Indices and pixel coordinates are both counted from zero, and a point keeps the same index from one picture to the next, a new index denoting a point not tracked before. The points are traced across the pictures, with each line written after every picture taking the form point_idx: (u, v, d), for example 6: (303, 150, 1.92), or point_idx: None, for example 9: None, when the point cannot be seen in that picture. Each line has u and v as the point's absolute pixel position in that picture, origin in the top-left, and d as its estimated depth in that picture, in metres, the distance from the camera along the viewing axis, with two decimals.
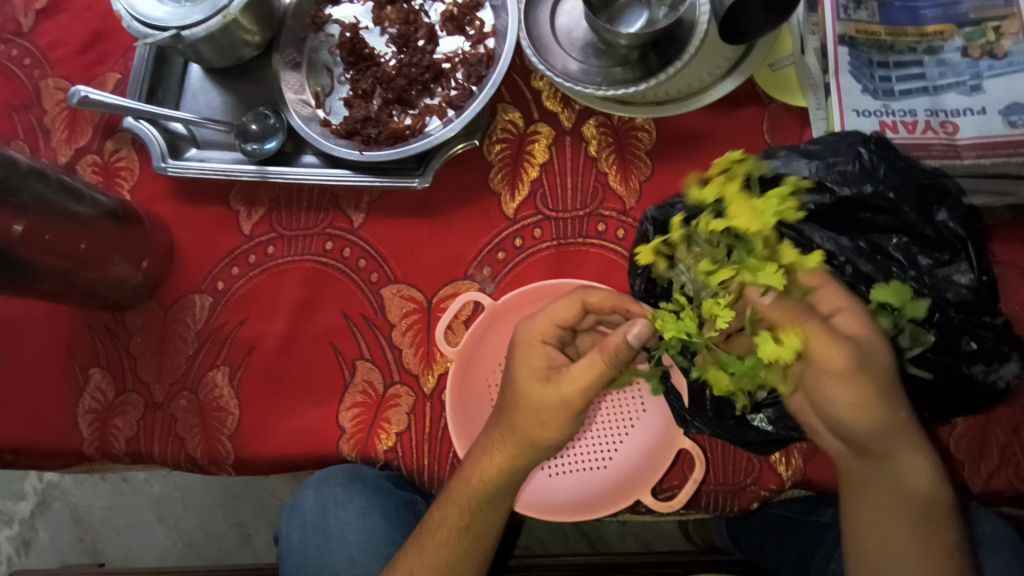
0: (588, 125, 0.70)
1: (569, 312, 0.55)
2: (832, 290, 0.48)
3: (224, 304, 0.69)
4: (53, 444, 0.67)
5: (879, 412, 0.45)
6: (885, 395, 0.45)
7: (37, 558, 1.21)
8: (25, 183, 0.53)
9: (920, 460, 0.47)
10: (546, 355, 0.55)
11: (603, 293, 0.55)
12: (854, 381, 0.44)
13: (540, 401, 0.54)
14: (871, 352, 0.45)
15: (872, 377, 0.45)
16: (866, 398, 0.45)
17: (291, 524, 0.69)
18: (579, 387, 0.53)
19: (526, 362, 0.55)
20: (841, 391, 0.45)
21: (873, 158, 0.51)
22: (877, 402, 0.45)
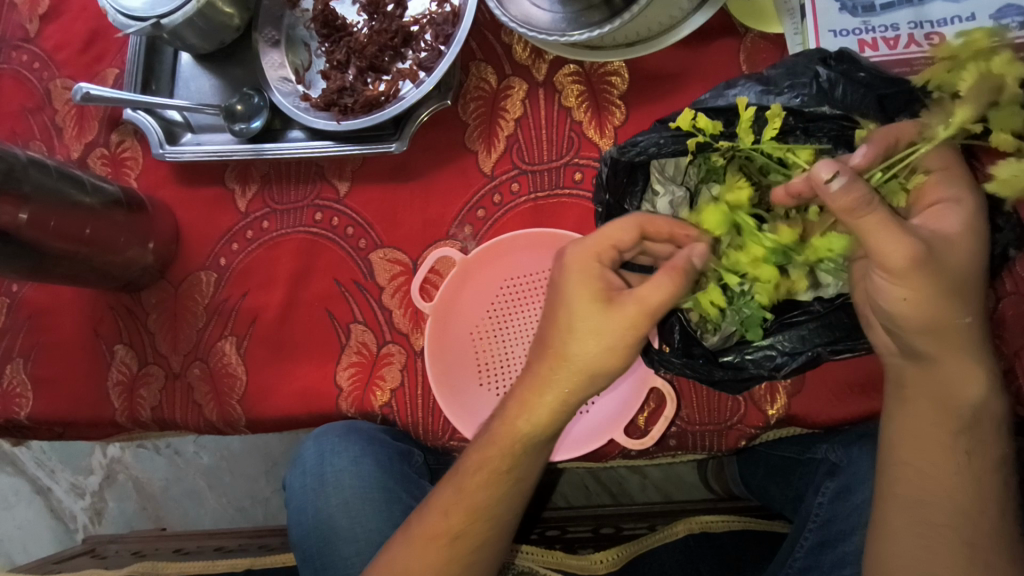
0: (560, 75, 0.69)
1: (626, 234, 0.51)
2: (939, 181, 0.48)
3: (228, 278, 0.74)
4: (89, 415, 0.74)
5: (941, 308, 0.44)
6: (958, 295, 0.45)
7: (109, 525, 1.33)
8: (25, 175, 0.58)
9: (975, 362, 0.46)
10: (603, 279, 0.51)
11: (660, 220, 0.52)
12: (916, 276, 0.43)
13: (603, 329, 0.50)
14: (954, 248, 0.45)
15: (939, 274, 0.44)
16: (924, 293, 0.44)
17: (294, 471, 0.74)
18: (647, 310, 0.49)
19: (583, 285, 0.51)
20: (908, 287, 0.44)
21: (832, 77, 0.50)
22: (937, 298, 0.44)
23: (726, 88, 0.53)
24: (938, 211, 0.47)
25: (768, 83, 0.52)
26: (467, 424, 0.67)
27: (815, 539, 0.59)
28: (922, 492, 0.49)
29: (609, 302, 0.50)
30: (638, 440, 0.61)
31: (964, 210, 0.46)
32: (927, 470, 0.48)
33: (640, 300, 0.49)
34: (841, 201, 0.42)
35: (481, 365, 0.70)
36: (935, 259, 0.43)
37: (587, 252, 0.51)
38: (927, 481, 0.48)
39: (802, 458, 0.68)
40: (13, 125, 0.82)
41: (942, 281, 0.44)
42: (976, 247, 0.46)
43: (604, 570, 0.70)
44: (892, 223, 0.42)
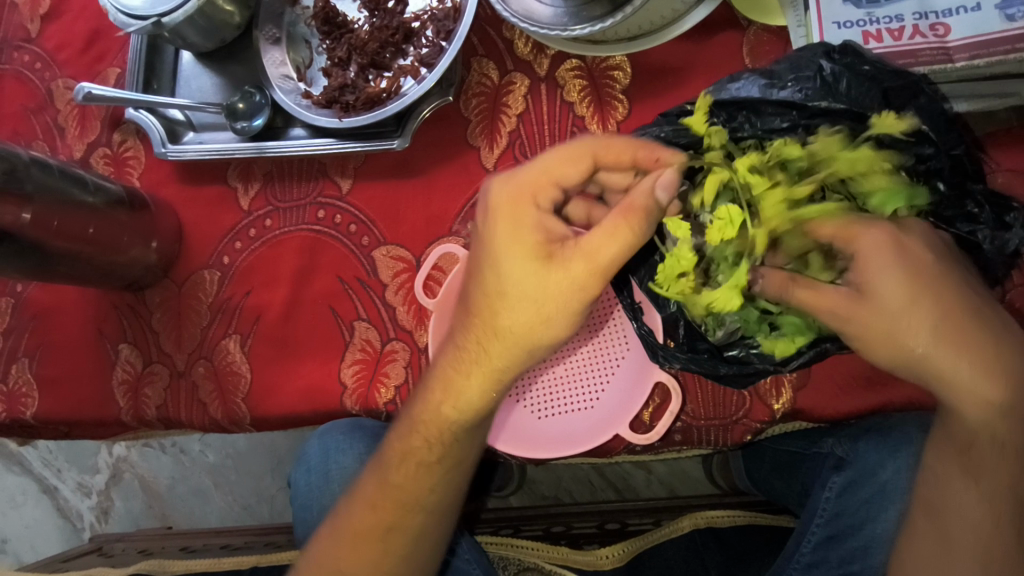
0: (563, 70, 0.68)
1: (577, 167, 0.51)
2: (867, 225, 0.50)
3: (231, 276, 0.74)
4: (95, 414, 0.74)
5: (889, 345, 0.47)
6: (910, 322, 0.47)
7: (116, 524, 1.34)
8: (28, 175, 0.58)
9: (965, 373, 0.47)
10: (545, 221, 0.51)
11: (618, 146, 0.51)
12: (852, 321, 0.48)
13: (542, 284, 0.50)
14: (897, 286, 0.47)
15: (873, 316, 0.47)
16: (861, 337, 0.48)
17: (299, 470, 0.75)
18: (596, 264, 0.49)
19: (520, 234, 0.50)
20: (855, 333, 0.48)
21: (835, 71, 0.51)
22: (883, 338, 0.47)
23: (731, 81, 0.53)
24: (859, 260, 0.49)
25: (772, 77, 0.52)
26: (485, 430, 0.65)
27: (822, 534, 0.60)
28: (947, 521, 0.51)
29: (551, 256, 0.50)
30: (643, 435, 0.60)
31: (890, 237, 0.48)
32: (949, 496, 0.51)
33: (585, 251, 0.49)
34: (773, 283, 0.53)
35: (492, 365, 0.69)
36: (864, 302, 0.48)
37: (536, 185, 0.51)
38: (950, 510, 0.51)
39: (808, 452, 0.68)
40: (16, 126, 0.82)
41: (873, 319, 0.47)
42: (917, 267, 0.47)
43: (610, 565, 0.70)
44: (821, 286, 0.50)
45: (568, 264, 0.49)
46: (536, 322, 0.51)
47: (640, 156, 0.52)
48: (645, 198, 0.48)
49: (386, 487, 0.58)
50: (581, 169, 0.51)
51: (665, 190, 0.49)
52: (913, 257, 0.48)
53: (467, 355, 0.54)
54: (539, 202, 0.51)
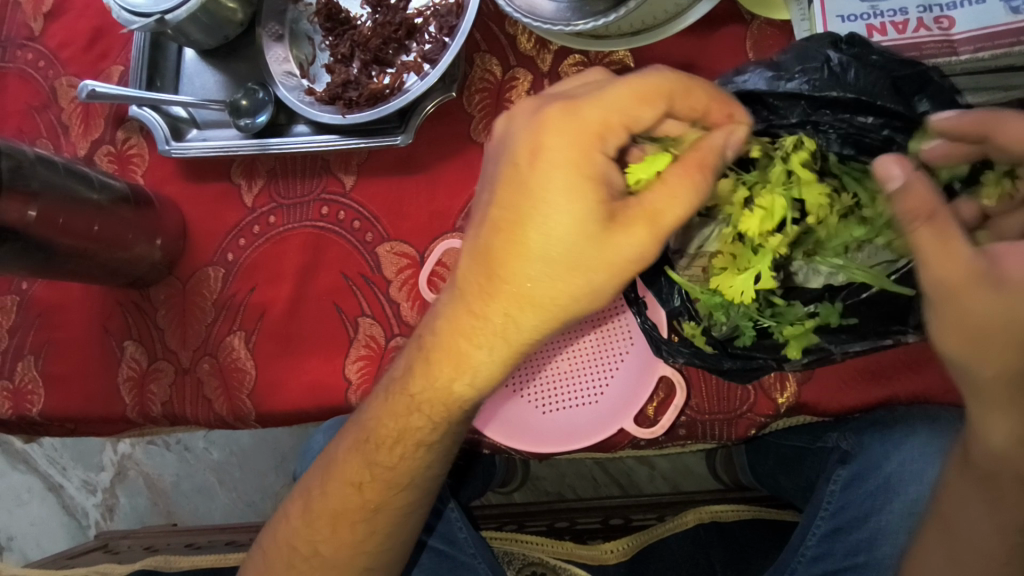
0: (566, 65, 0.68)
1: (646, 111, 0.46)
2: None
3: (235, 273, 0.74)
4: (101, 411, 0.74)
5: (992, 356, 0.44)
6: (1002, 349, 0.43)
7: (121, 521, 1.34)
8: (34, 172, 0.58)
9: (1022, 413, 0.45)
10: (605, 171, 0.45)
11: (699, 99, 0.47)
12: (957, 307, 0.43)
13: (597, 247, 0.45)
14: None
15: (990, 313, 0.42)
16: (970, 329, 0.43)
17: (303, 465, 0.76)
18: (660, 227, 0.45)
19: (578, 183, 0.45)
20: (944, 311, 0.44)
21: (843, 60, 0.50)
22: (989, 348, 0.43)
23: (736, 74, 0.53)
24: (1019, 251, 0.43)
25: (778, 68, 0.51)
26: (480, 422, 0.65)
27: (827, 526, 0.60)
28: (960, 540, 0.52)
29: (611, 210, 0.45)
30: (648, 429, 0.60)
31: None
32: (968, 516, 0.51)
33: (648, 210, 0.45)
34: (910, 204, 0.44)
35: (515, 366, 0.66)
36: (994, 291, 0.42)
37: (599, 126, 0.45)
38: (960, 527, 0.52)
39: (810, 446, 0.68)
40: (20, 124, 0.82)
41: (982, 314, 0.43)
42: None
43: (615, 559, 0.71)
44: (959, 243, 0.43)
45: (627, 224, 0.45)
46: (578, 293, 0.47)
47: (716, 111, 0.48)
48: (716, 156, 0.46)
49: (390, 483, 0.58)
50: (656, 113, 0.46)
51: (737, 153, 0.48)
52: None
53: (485, 323, 0.48)
54: (605, 146, 0.45)
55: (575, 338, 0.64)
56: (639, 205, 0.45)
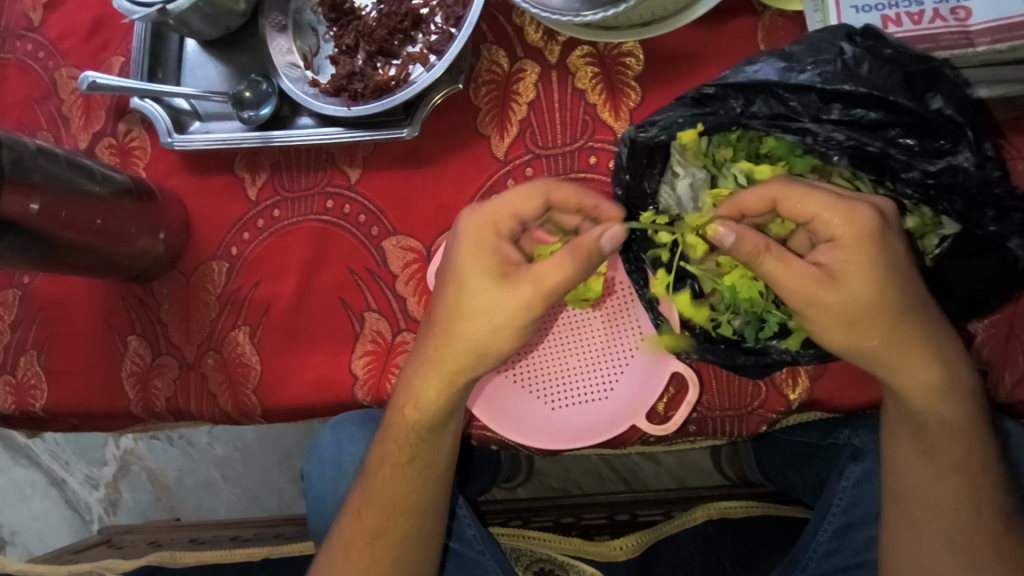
0: (574, 57, 0.67)
1: (531, 203, 0.52)
2: (806, 194, 0.45)
3: (239, 267, 0.73)
4: (104, 406, 0.74)
5: (854, 341, 0.46)
6: (872, 334, 0.46)
7: (124, 516, 1.34)
8: (35, 164, 0.57)
9: (918, 362, 0.47)
10: (501, 252, 0.52)
11: (568, 191, 0.53)
12: (816, 311, 0.45)
13: (496, 306, 0.51)
14: (864, 273, 0.44)
15: (834, 306, 0.45)
16: (826, 326, 0.46)
17: (311, 463, 0.75)
18: (544, 289, 0.50)
19: (478, 260, 0.52)
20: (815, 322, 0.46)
21: (857, 54, 0.45)
22: (851, 337, 0.46)
23: (748, 64, 0.47)
24: (831, 249, 0.45)
25: (790, 59, 0.46)
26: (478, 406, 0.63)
27: (839, 523, 0.59)
28: (923, 511, 0.52)
29: (506, 278, 0.51)
30: (660, 426, 0.60)
31: (869, 218, 0.44)
32: (917, 482, 0.52)
33: (537, 278, 0.50)
34: (747, 244, 0.46)
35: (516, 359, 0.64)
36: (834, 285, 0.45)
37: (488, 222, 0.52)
38: (922, 495, 0.52)
39: (821, 443, 0.68)
40: (20, 115, 0.81)
41: (838, 316, 0.45)
42: (886, 264, 0.44)
43: (624, 556, 0.71)
44: (792, 262, 0.45)
45: (519, 288, 0.51)
46: (489, 336, 0.52)
47: (582, 203, 0.53)
48: (591, 243, 0.51)
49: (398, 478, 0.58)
50: (537, 207, 0.52)
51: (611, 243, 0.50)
52: (890, 254, 0.44)
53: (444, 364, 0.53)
54: (499, 231, 0.52)
55: (585, 328, 0.64)
56: (528, 271, 0.51)
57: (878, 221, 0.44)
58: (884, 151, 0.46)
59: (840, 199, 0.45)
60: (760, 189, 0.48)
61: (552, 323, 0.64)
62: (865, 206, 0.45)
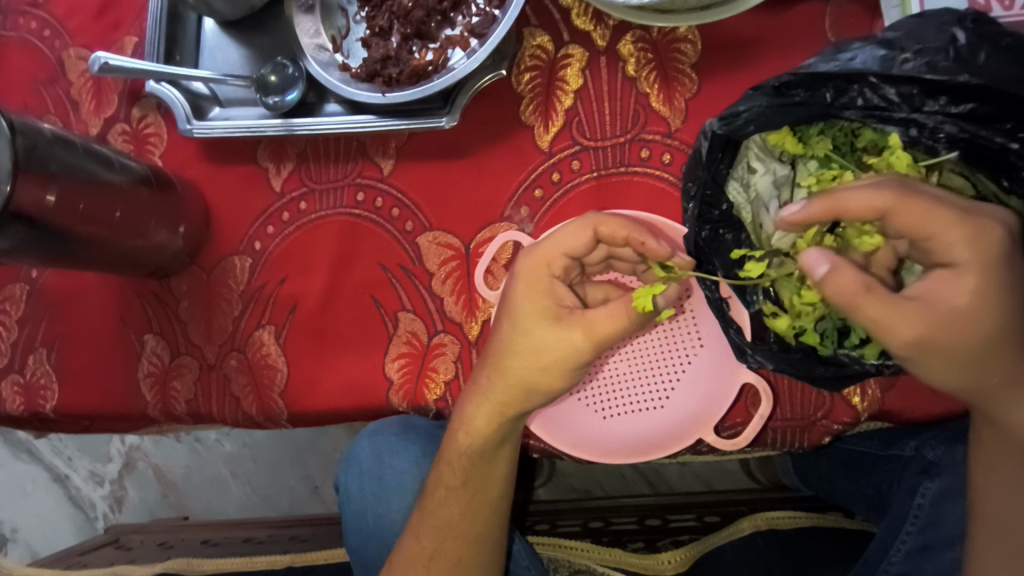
0: (624, 42, 0.63)
1: (580, 239, 0.53)
2: (918, 217, 0.41)
3: (263, 263, 0.69)
4: (120, 409, 0.70)
5: (964, 375, 0.43)
6: (984, 365, 0.43)
7: (129, 514, 1.30)
8: (51, 153, 0.53)
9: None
10: (555, 294, 0.54)
11: (617, 225, 0.52)
12: (927, 351, 0.41)
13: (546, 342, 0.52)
14: (980, 304, 0.41)
15: (948, 342, 0.41)
16: (935, 365, 0.42)
17: (348, 474, 0.71)
18: (594, 336, 0.51)
19: (531, 298, 0.53)
20: (928, 360, 0.42)
21: (971, 41, 0.42)
22: (960, 372, 0.43)
23: (840, 52, 0.45)
24: (953, 275, 0.41)
25: (892, 46, 0.44)
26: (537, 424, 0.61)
27: (913, 543, 0.57)
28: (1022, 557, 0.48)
29: (558, 319, 0.53)
30: (730, 440, 0.57)
31: (992, 235, 0.41)
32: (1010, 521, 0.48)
33: (590, 324, 0.52)
34: (841, 284, 0.41)
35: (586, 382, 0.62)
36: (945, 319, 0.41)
37: (538, 263, 0.54)
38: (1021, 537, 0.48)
39: (881, 453, 0.66)
40: (25, 98, 0.76)
41: (957, 347, 0.41)
42: (1005, 285, 0.41)
43: (672, 570, 0.69)
44: (897, 303, 0.41)
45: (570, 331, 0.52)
46: (540, 375, 0.53)
47: (632, 236, 0.52)
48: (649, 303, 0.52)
49: None
50: (585, 243, 0.53)
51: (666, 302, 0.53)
52: (1009, 279, 0.41)
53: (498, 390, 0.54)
54: (552, 269, 0.54)
55: None
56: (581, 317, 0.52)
57: (1003, 236, 0.41)
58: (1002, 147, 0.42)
59: (955, 217, 0.41)
60: (866, 198, 0.43)
61: None
62: (982, 224, 0.41)
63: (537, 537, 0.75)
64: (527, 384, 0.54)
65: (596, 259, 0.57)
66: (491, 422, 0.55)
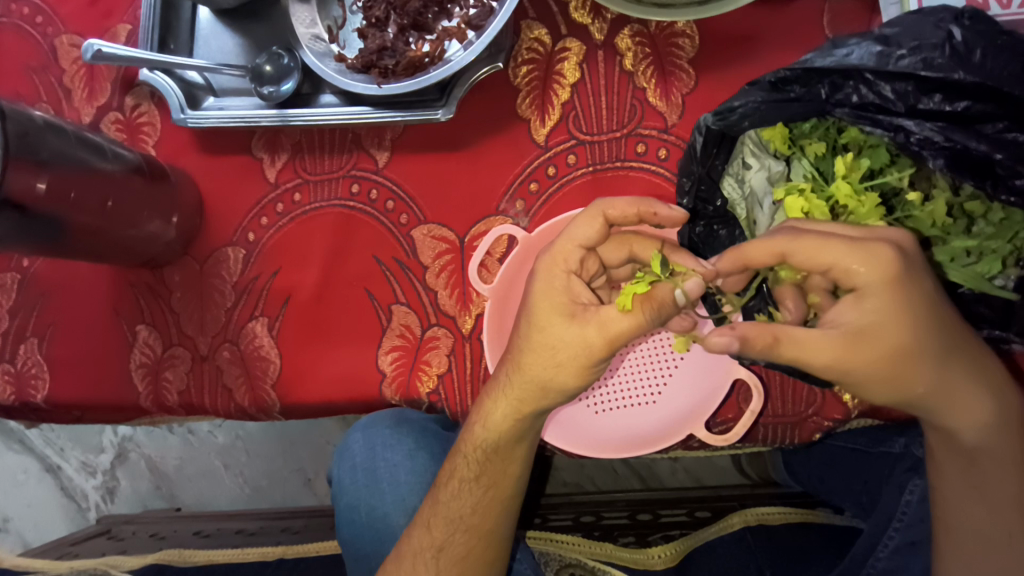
0: (622, 36, 0.63)
1: (592, 227, 0.50)
2: (818, 249, 0.41)
3: (256, 254, 0.69)
4: (111, 399, 0.69)
5: (893, 389, 0.43)
6: (906, 379, 0.43)
7: (122, 504, 1.30)
8: (42, 140, 0.53)
9: (959, 399, 0.45)
10: (571, 289, 0.51)
11: (625, 203, 0.50)
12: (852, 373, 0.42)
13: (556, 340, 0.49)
14: (896, 324, 0.41)
15: (874, 363, 0.42)
16: (861, 384, 0.43)
17: (341, 466, 0.71)
18: (611, 335, 0.48)
19: (547, 294, 0.51)
20: (849, 379, 0.43)
21: (967, 38, 0.42)
22: (887, 388, 0.43)
23: (836, 48, 0.45)
24: (856, 301, 0.41)
25: (888, 42, 0.44)
26: (552, 433, 0.60)
27: (901, 539, 0.58)
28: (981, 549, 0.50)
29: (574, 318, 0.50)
30: (722, 435, 0.57)
31: (890, 256, 0.40)
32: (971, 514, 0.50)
33: (604, 323, 0.48)
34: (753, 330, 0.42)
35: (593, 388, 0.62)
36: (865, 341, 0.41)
37: (558, 257, 0.51)
38: (982, 526, 0.50)
39: (870, 450, 0.66)
40: (16, 85, 0.75)
41: (874, 369, 0.42)
42: (910, 306, 0.41)
43: (663, 565, 0.68)
44: (805, 334, 0.41)
45: (585, 328, 0.49)
46: (552, 372, 0.50)
47: (642, 211, 0.50)
48: (666, 293, 0.48)
49: None
50: (597, 230, 0.50)
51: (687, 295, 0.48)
52: (919, 294, 0.41)
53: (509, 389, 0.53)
54: (569, 263, 0.51)
55: None
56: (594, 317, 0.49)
57: (900, 257, 0.40)
58: (990, 151, 0.42)
59: (850, 245, 0.41)
60: (761, 245, 0.43)
61: None
62: (882, 245, 0.41)
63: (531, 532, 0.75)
64: (541, 382, 0.51)
65: (617, 261, 0.56)
66: (497, 415, 0.54)
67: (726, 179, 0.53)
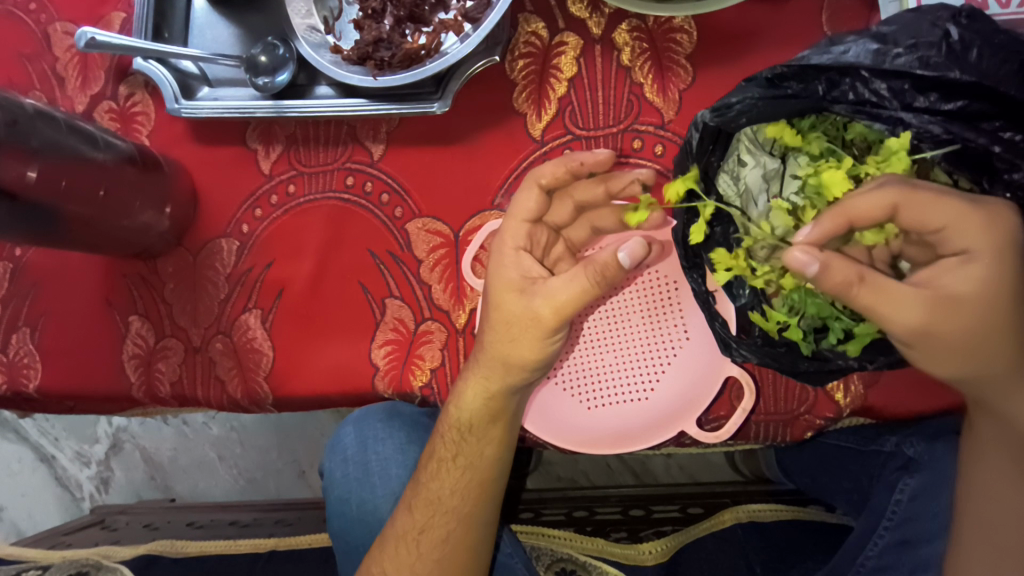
0: (620, 31, 0.63)
1: (532, 201, 0.55)
2: (930, 204, 0.41)
3: (250, 246, 0.68)
4: (103, 390, 0.69)
5: (966, 364, 0.43)
6: (984, 354, 0.43)
7: (116, 495, 1.30)
8: (33, 128, 0.52)
9: None
10: (521, 266, 0.55)
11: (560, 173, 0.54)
12: (930, 339, 0.42)
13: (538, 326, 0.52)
14: (985, 293, 0.41)
15: (954, 332, 0.42)
16: (936, 353, 0.43)
17: (333, 459, 0.71)
18: (559, 310, 0.51)
19: (501, 274, 0.55)
20: (925, 350, 0.42)
21: (965, 36, 0.42)
22: (963, 361, 0.43)
23: (834, 45, 0.45)
24: (961, 266, 0.41)
25: (885, 41, 0.44)
26: (531, 422, 0.62)
27: (891, 538, 0.59)
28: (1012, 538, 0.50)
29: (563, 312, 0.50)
30: (712, 432, 0.58)
31: (1001, 223, 0.41)
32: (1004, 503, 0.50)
33: (550, 295, 0.52)
34: (835, 278, 0.41)
35: (574, 379, 0.62)
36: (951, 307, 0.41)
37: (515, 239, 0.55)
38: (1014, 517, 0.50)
39: (864, 449, 0.66)
40: (8, 72, 0.74)
41: (957, 337, 0.42)
42: (1008, 279, 0.41)
43: (653, 560, 0.69)
44: (896, 289, 0.41)
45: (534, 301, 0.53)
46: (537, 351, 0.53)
47: (569, 168, 0.54)
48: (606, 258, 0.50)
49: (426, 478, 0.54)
50: (535, 202, 0.55)
51: (629, 256, 0.49)
52: (1017, 270, 0.41)
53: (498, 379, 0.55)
54: (514, 239, 0.55)
55: (624, 320, 0.62)
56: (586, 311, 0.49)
57: (1016, 226, 0.41)
58: (986, 148, 0.42)
59: (962, 205, 0.41)
60: (872, 197, 0.42)
61: (594, 318, 0.62)
62: (994, 209, 0.41)
63: (520, 526, 0.75)
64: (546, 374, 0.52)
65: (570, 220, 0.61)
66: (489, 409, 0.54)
67: (720, 177, 0.53)
